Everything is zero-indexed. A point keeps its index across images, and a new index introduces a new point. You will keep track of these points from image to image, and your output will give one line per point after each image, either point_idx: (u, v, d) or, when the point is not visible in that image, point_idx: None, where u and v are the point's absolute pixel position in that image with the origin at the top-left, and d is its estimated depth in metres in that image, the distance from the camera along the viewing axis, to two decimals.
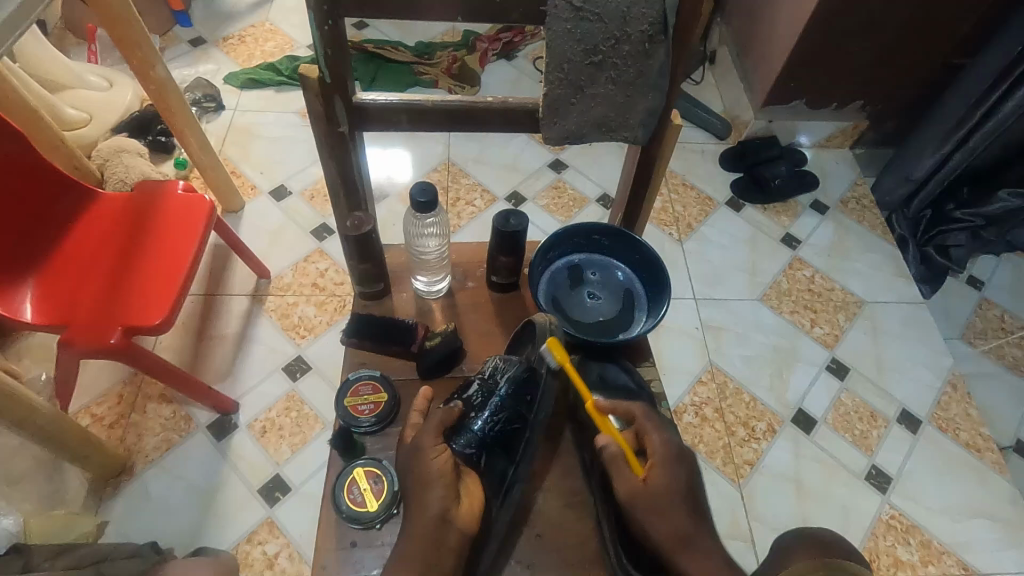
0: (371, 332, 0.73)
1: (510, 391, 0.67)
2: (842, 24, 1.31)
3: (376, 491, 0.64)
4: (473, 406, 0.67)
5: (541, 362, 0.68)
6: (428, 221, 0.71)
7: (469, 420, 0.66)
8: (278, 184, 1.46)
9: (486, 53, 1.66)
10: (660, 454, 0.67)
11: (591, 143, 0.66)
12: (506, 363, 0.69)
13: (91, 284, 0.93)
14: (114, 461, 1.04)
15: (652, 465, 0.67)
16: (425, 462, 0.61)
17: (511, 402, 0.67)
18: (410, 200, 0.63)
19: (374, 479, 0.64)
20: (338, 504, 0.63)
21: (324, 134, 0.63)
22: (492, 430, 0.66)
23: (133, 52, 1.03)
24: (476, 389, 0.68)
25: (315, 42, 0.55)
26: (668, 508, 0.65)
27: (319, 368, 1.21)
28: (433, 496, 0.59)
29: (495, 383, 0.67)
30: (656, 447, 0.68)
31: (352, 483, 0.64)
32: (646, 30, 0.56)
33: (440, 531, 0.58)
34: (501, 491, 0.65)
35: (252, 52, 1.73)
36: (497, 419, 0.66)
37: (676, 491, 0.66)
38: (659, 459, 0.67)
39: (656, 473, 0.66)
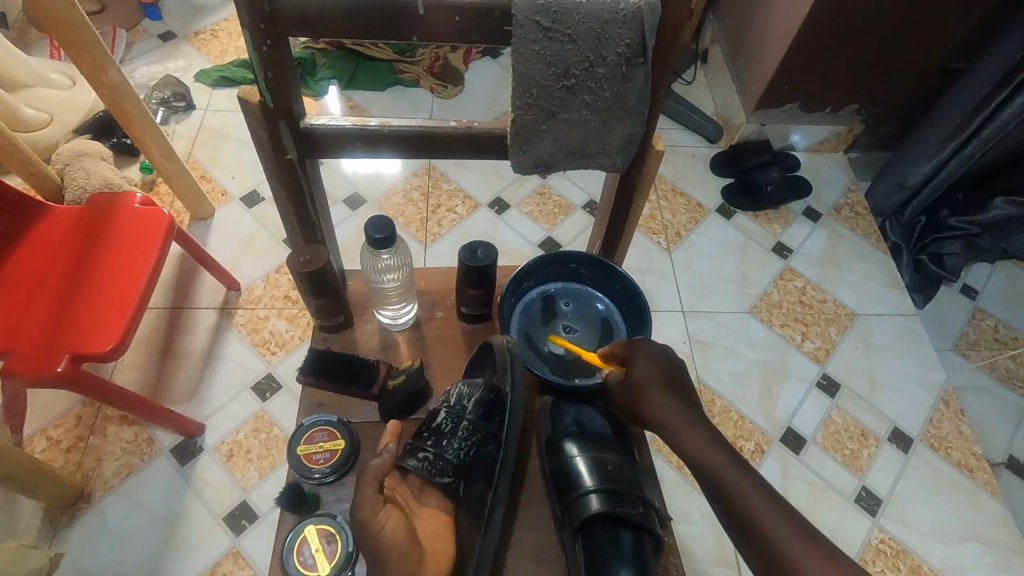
0: (330, 371, 0.68)
1: (478, 414, 0.63)
2: (837, 26, 1.26)
3: (329, 552, 0.60)
4: (443, 435, 0.63)
5: (506, 379, 0.64)
6: (383, 258, 0.67)
7: (442, 449, 0.62)
8: (250, 189, 1.40)
9: (469, 51, 1.59)
10: (634, 357, 0.68)
11: (564, 171, 0.61)
12: (471, 387, 0.65)
13: (38, 306, 0.87)
14: (70, 489, 0.98)
15: (631, 365, 0.68)
16: (374, 536, 0.51)
17: (482, 424, 0.63)
18: (365, 235, 0.61)
19: (327, 539, 0.60)
20: (287, 569, 0.59)
21: (271, 161, 0.57)
22: (465, 456, 0.62)
23: (83, 55, 0.96)
24: (444, 416, 0.64)
25: (253, 64, 0.50)
26: (653, 395, 0.65)
27: (289, 386, 1.15)
28: (391, 569, 0.51)
29: (463, 408, 0.64)
30: (628, 355, 0.68)
31: (302, 543, 0.60)
32: (622, 52, 0.51)
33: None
34: (482, 521, 0.60)
35: (225, 48, 1.65)
36: (470, 443, 0.62)
37: (658, 380, 0.66)
38: (636, 363, 0.67)
39: (635, 372, 0.67)
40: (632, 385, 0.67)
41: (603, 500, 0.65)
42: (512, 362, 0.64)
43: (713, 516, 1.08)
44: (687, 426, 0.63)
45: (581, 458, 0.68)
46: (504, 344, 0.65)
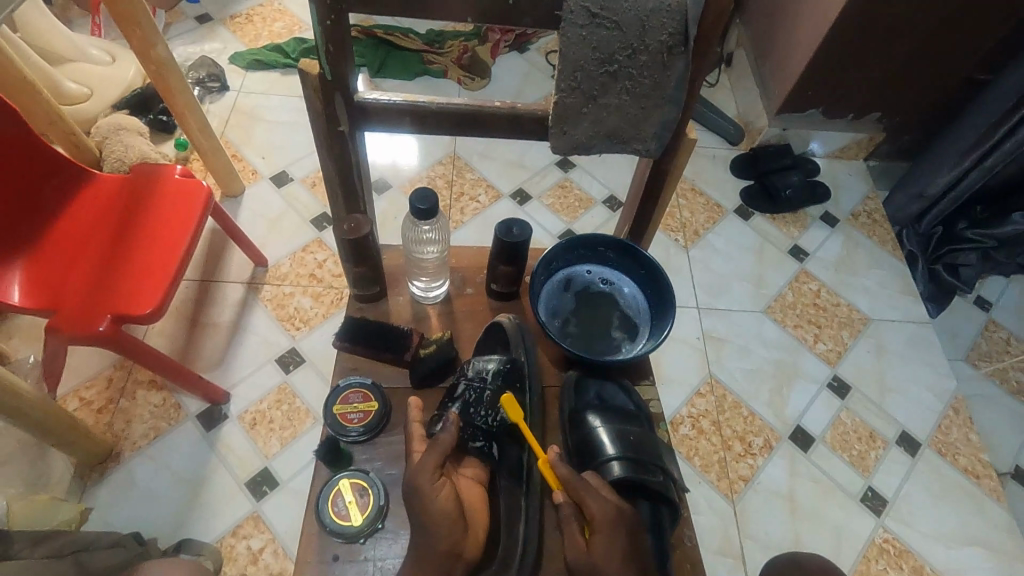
0: (365, 338, 0.72)
1: (498, 385, 0.67)
2: (864, 32, 1.27)
3: (361, 504, 0.64)
4: (469, 404, 0.66)
5: (522, 352, 0.69)
6: (426, 228, 0.71)
7: (470, 417, 0.65)
8: (279, 170, 1.44)
9: (498, 45, 1.62)
10: (601, 523, 0.60)
11: (599, 155, 0.63)
12: (489, 361, 0.69)
13: (83, 266, 0.92)
14: (100, 447, 1.02)
15: (596, 530, 0.60)
16: (427, 502, 0.57)
17: (504, 394, 0.67)
18: (410, 206, 0.64)
19: (360, 492, 0.64)
20: (322, 517, 0.63)
21: (323, 132, 0.61)
22: (494, 426, 0.66)
23: (133, 30, 1.00)
24: (467, 387, 0.67)
25: (316, 37, 0.53)
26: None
27: (313, 361, 1.19)
28: (438, 534, 0.56)
29: (486, 378, 0.67)
30: (597, 516, 0.60)
31: (337, 495, 0.64)
32: (665, 40, 0.53)
33: (450, 565, 0.56)
34: (521, 479, 0.66)
35: (259, 32, 1.69)
36: (495, 412, 0.66)
37: (620, 561, 0.58)
38: (602, 532, 0.59)
39: (596, 542, 0.59)
40: (591, 558, 0.59)
41: (625, 466, 0.68)
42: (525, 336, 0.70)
43: (717, 507, 1.12)
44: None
45: (602, 428, 0.71)
46: (514, 325, 0.71)
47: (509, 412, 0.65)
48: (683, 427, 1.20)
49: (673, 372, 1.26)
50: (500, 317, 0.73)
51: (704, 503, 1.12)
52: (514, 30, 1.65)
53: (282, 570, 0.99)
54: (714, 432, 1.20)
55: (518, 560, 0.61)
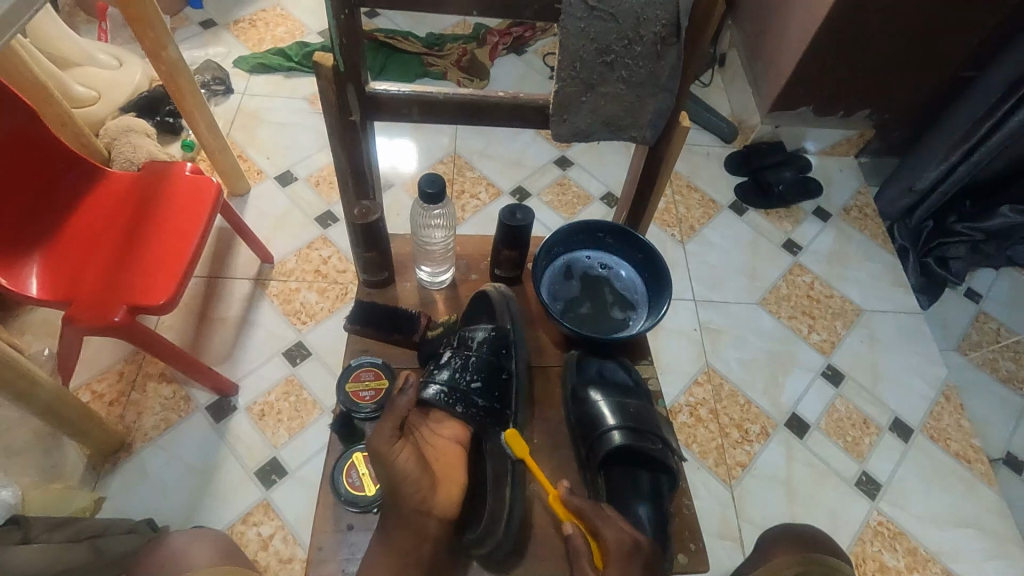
0: (374, 320, 0.79)
1: (484, 351, 0.72)
2: (852, 30, 1.31)
3: (373, 474, 0.72)
4: (455, 369, 0.71)
5: (507, 320, 0.75)
6: (436, 213, 0.78)
7: (457, 383, 0.70)
8: (284, 170, 1.47)
9: (496, 47, 1.66)
10: (614, 553, 0.61)
11: (598, 141, 0.68)
12: (477, 329, 0.74)
13: (98, 259, 0.95)
14: (113, 438, 1.05)
15: (608, 563, 0.61)
16: (392, 465, 0.59)
17: (487, 360, 0.72)
18: (419, 190, 0.71)
19: (372, 464, 0.72)
20: (338, 488, 0.70)
21: (336, 123, 0.66)
22: (480, 389, 0.70)
23: (146, 31, 1.05)
24: (452, 353, 0.73)
25: (331, 30, 0.57)
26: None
27: (319, 354, 1.21)
28: (406, 495, 0.61)
29: (470, 346, 0.73)
30: (607, 545, 0.62)
31: (351, 467, 0.72)
32: (658, 31, 0.57)
33: (420, 522, 0.61)
34: (509, 442, 0.70)
35: (263, 36, 1.73)
36: (475, 375, 0.71)
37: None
38: (614, 564, 0.60)
39: (608, 573, 0.60)
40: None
41: (625, 436, 0.72)
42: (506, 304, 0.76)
43: (716, 492, 1.15)
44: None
45: (604, 402, 0.74)
46: (498, 292, 0.77)
47: (513, 449, 0.69)
48: (681, 415, 1.23)
49: (672, 362, 1.29)
50: (488, 289, 0.79)
51: (703, 488, 1.15)
52: (512, 32, 1.69)
53: (292, 555, 1.01)
54: (712, 420, 1.23)
55: (505, 521, 0.66)
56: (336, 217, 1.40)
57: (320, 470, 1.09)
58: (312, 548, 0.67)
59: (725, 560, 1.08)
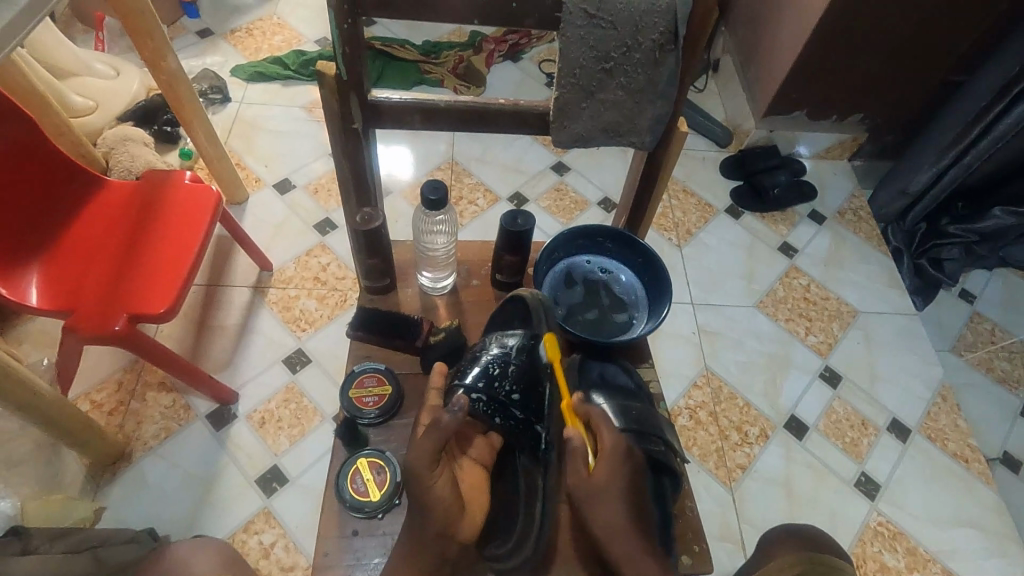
0: (377, 326, 0.80)
1: (522, 361, 0.71)
2: (844, 36, 1.33)
3: (379, 481, 0.71)
4: (493, 377, 0.70)
5: (543, 328, 0.72)
6: (438, 219, 0.80)
7: (493, 389, 0.69)
8: (282, 177, 1.47)
9: (492, 54, 1.67)
10: (608, 454, 0.65)
11: (598, 147, 0.68)
12: (513, 337, 0.72)
13: (99, 267, 0.95)
14: (113, 448, 1.04)
15: (601, 459, 0.65)
16: (426, 490, 0.60)
17: (526, 373, 0.70)
18: (422, 197, 0.72)
19: (377, 470, 0.72)
20: (342, 494, 0.70)
21: (337, 130, 0.66)
22: (517, 402, 0.69)
23: (146, 42, 1.06)
24: (493, 360, 0.71)
25: (334, 40, 0.58)
26: (606, 502, 0.64)
27: (319, 360, 1.21)
28: (435, 519, 0.60)
29: (508, 353, 0.72)
30: (605, 447, 0.66)
31: (355, 473, 0.72)
32: (656, 39, 0.58)
33: (442, 545, 0.61)
34: (540, 458, 0.69)
35: (259, 45, 1.73)
36: (513, 389, 0.70)
37: (620, 488, 0.64)
38: (607, 460, 0.65)
39: (600, 468, 0.64)
40: (593, 484, 0.64)
41: (628, 437, 0.71)
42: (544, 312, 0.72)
43: (717, 495, 1.15)
44: (625, 536, 0.62)
45: (605, 403, 0.74)
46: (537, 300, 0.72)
47: (546, 352, 0.69)
48: (680, 418, 1.24)
49: (670, 366, 1.30)
50: (520, 293, 0.76)
51: (703, 491, 1.15)
52: (508, 40, 1.71)
53: (293, 563, 1.01)
54: (711, 422, 1.23)
55: (533, 539, 0.64)
56: (334, 224, 1.40)
57: (320, 477, 1.09)
58: (317, 553, 0.68)
59: (726, 562, 1.09)
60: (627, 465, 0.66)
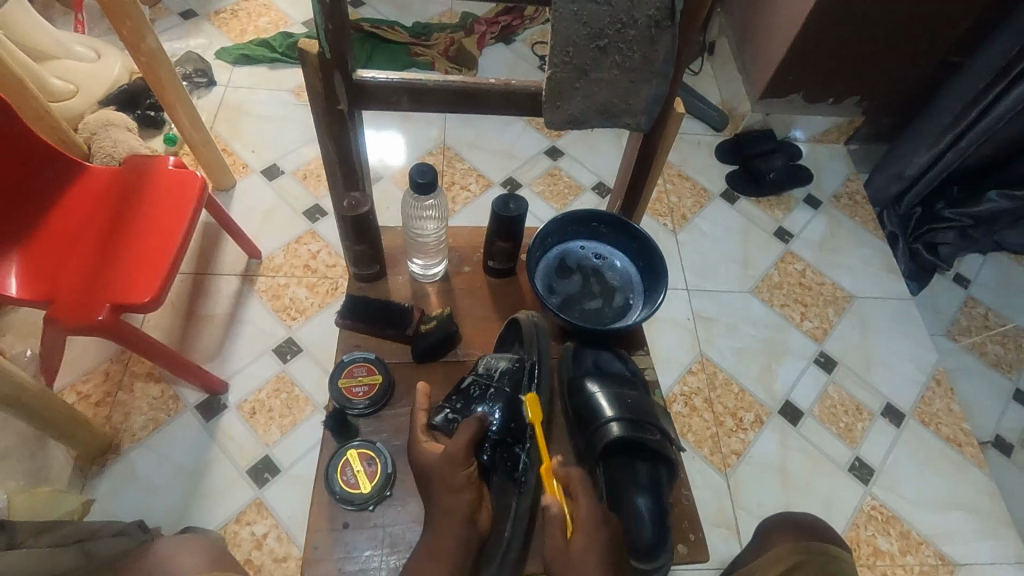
0: (365, 314, 0.78)
1: (503, 383, 0.70)
2: (842, 17, 1.31)
3: (369, 472, 0.70)
4: (472, 398, 0.70)
5: (531, 352, 0.71)
6: (428, 204, 0.77)
7: (469, 410, 0.70)
8: (270, 164, 1.44)
9: (484, 36, 1.63)
10: (585, 525, 0.62)
11: (592, 128, 0.67)
12: (500, 359, 0.73)
13: (80, 256, 0.93)
14: (101, 439, 1.03)
15: (579, 531, 0.61)
16: (455, 471, 0.63)
17: (507, 395, 0.70)
18: (410, 180, 0.70)
19: (368, 461, 0.71)
20: (332, 486, 0.69)
21: (322, 111, 0.64)
22: (497, 421, 0.68)
23: (124, 22, 1.02)
24: (473, 382, 0.72)
25: (316, 16, 0.56)
26: (584, 573, 0.58)
27: (311, 350, 1.20)
28: (458, 502, 0.62)
29: (492, 374, 0.71)
30: (581, 517, 0.62)
31: (345, 465, 0.70)
32: (653, 14, 0.56)
33: (466, 531, 0.61)
34: (516, 481, 0.67)
35: (245, 27, 1.69)
36: (495, 410, 0.69)
37: (599, 562, 0.59)
38: (583, 532, 0.61)
39: (576, 541, 0.60)
40: (570, 554, 0.60)
41: (623, 427, 0.71)
42: (535, 340, 0.72)
43: (712, 481, 1.15)
44: None
45: (600, 393, 0.73)
46: (530, 321, 0.73)
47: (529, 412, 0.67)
48: (676, 405, 1.23)
49: (666, 352, 1.29)
50: (520, 316, 0.76)
51: (698, 477, 1.15)
52: (500, 21, 1.67)
53: (287, 554, 1.00)
54: (706, 409, 1.23)
55: (501, 557, 0.63)
56: (324, 211, 1.38)
57: (313, 467, 1.07)
58: (307, 546, 0.67)
59: (722, 547, 1.09)
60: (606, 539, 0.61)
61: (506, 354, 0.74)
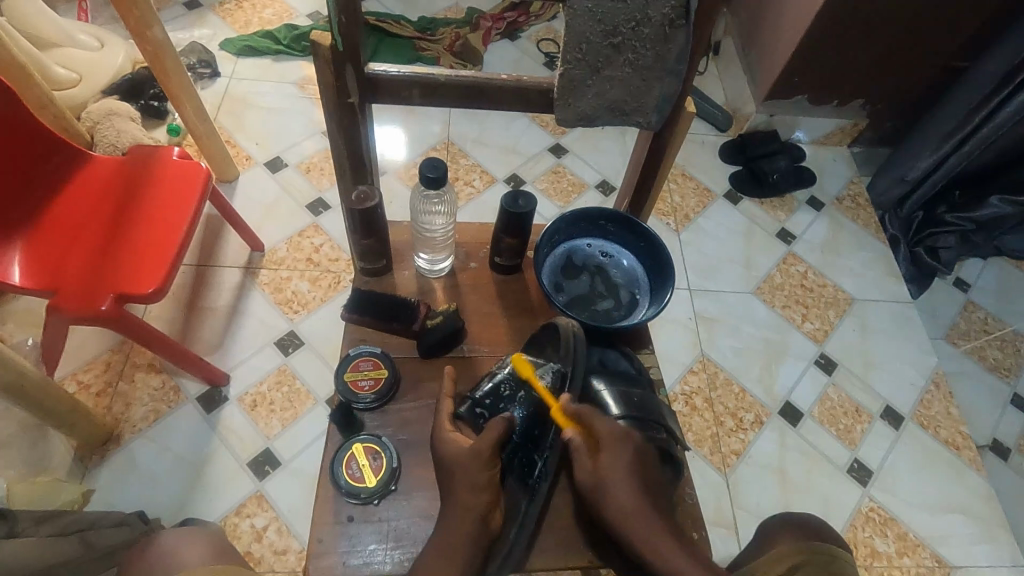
0: (372, 308, 0.78)
1: (538, 389, 0.71)
2: (849, 20, 1.31)
3: (375, 467, 0.70)
4: (501, 396, 0.71)
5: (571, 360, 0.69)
6: (438, 199, 0.77)
7: (498, 409, 0.71)
8: (273, 156, 1.43)
9: (489, 32, 1.63)
10: (606, 443, 0.65)
11: (603, 126, 0.67)
12: (533, 362, 0.72)
13: (84, 246, 0.92)
14: (101, 429, 1.02)
15: (602, 453, 0.65)
16: (478, 470, 0.62)
17: (537, 400, 0.70)
18: (420, 175, 0.70)
19: (373, 455, 0.70)
20: (338, 479, 0.69)
21: (332, 104, 0.64)
22: (521, 423, 0.69)
23: (130, 11, 1.01)
24: (504, 381, 0.71)
25: (329, 9, 0.55)
26: (616, 488, 0.63)
27: (312, 343, 1.19)
28: (475, 502, 0.61)
29: (523, 376, 0.71)
30: (603, 439, 0.65)
31: (351, 458, 0.70)
32: (667, 13, 0.56)
33: (480, 532, 0.61)
34: (528, 485, 0.68)
35: (249, 18, 1.68)
36: (524, 413, 0.70)
37: (627, 474, 0.64)
38: (608, 452, 0.64)
39: (603, 463, 0.64)
40: (600, 476, 0.64)
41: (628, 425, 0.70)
42: (572, 351, 0.69)
43: (711, 480, 1.16)
44: (642, 519, 0.62)
45: (606, 391, 0.73)
46: (570, 327, 0.71)
47: (519, 370, 0.69)
48: (676, 404, 1.23)
49: (666, 351, 1.29)
50: (556, 321, 0.74)
51: (698, 476, 1.16)
52: (505, 17, 1.66)
53: (286, 546, 1.00)
54: (706, 409, 1.23)
55: (501, 559, 0.64)
56: (328, 205, 1.37)
57: (313, 461, 1.07)
58: (312, 539, 0.67)
59: (720, 546, 1.09)
60: (628, 448, 0.65)
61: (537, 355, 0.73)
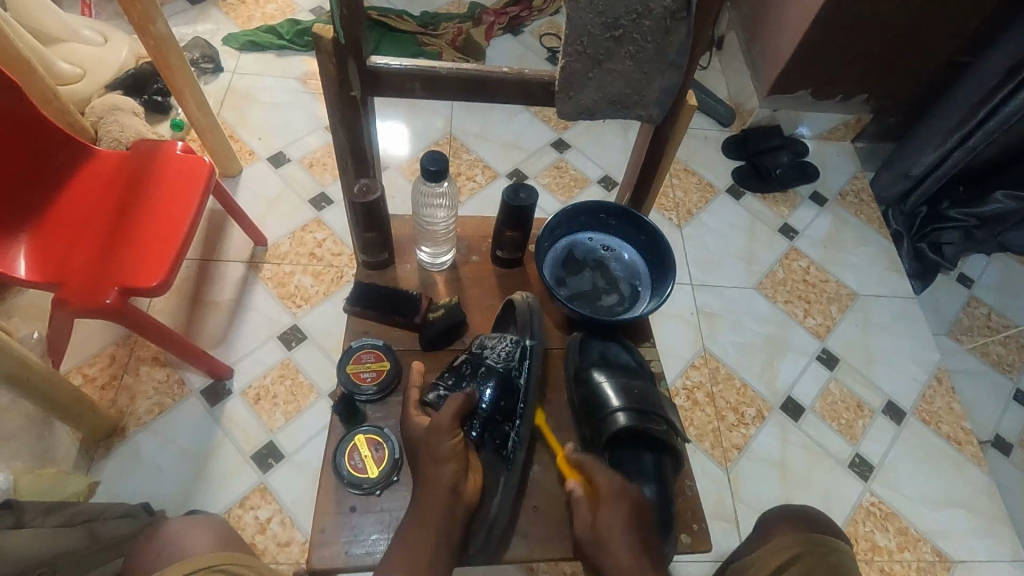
0: (374, 301, 0.79)
1: (499, 362, 0.71)
2: (853, 14, 1.30)
3: (376, 457, 0.71)
4: (462, 376, 0.72)
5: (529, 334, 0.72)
6: (440, 192, 0.78)
7: (461, 386, 0.71)
8: (276, 151, 1.44)
9: (492, 26, 1.62)
10: (606, 498, 0.66)
11: (604, 119, 0.67)
12: (494, 338, 0.73)
13: (88, 239, 0.93)
14: (107, 421, 1.03)
15: (601, 504, 0.66)
16: (440, 442, 0.65)
17: (499, 373, 0.71)
18: (422, 168, 0.70)
19: (375, 446, 0.71)
20: (340, 470, 0.70)
21: (335, 96, 0.64)
22: (487, 400, 0.70)
23: (133, 5, 1.02)
24: (465, 361, 0.73)
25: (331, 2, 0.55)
26: (616, 545, 0.64)
27: (315, 338, 1.20)
28: (442, 473, 0.63)
29: (483, 353, 0.72)
30: (602, 492, 0.67)
31: (353, 449, 0.71)
32: (668, 6, 0.56)
33: (450, 502, 0.62)
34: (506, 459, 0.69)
35: (252, 13, 1.68)
36: (486, 386, 0.70)
37: (624, 529, 0.65)
38: (607, 504, 0.66)
39: (601, 517, 0.65)
40: (598, 529, 0.65)
41: (630, 416, 0.71)
42: (529, 322, 0.72)
43: (713, 474, 1.16)
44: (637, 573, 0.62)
45: (608, 383, 0.73)
46: (525, 303, 0.74)
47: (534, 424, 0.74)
48: (677, 398, 1.24)
49: (668, 346, 1.30)
50: (515, 298, 0.76)
51: (699, 471, 1.16)
52: (508, 12, 1.66)
53: (290, 538, 1.01)
54: (708, 403, 1.24)
55: (483, 532, 0.65)
56: (331, 199, 1.38)
57: (316, 454, 1.08)
58: (315, 529, 0.68)
59: (721, 540, 1.10)
60: (627, 501, 0.67)
61: (503, 334, 0.75)
